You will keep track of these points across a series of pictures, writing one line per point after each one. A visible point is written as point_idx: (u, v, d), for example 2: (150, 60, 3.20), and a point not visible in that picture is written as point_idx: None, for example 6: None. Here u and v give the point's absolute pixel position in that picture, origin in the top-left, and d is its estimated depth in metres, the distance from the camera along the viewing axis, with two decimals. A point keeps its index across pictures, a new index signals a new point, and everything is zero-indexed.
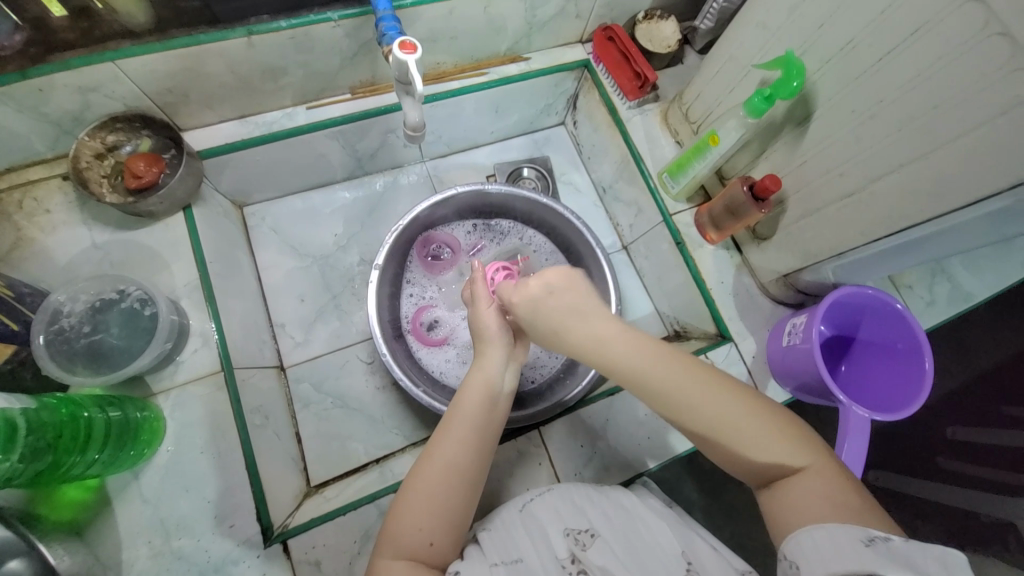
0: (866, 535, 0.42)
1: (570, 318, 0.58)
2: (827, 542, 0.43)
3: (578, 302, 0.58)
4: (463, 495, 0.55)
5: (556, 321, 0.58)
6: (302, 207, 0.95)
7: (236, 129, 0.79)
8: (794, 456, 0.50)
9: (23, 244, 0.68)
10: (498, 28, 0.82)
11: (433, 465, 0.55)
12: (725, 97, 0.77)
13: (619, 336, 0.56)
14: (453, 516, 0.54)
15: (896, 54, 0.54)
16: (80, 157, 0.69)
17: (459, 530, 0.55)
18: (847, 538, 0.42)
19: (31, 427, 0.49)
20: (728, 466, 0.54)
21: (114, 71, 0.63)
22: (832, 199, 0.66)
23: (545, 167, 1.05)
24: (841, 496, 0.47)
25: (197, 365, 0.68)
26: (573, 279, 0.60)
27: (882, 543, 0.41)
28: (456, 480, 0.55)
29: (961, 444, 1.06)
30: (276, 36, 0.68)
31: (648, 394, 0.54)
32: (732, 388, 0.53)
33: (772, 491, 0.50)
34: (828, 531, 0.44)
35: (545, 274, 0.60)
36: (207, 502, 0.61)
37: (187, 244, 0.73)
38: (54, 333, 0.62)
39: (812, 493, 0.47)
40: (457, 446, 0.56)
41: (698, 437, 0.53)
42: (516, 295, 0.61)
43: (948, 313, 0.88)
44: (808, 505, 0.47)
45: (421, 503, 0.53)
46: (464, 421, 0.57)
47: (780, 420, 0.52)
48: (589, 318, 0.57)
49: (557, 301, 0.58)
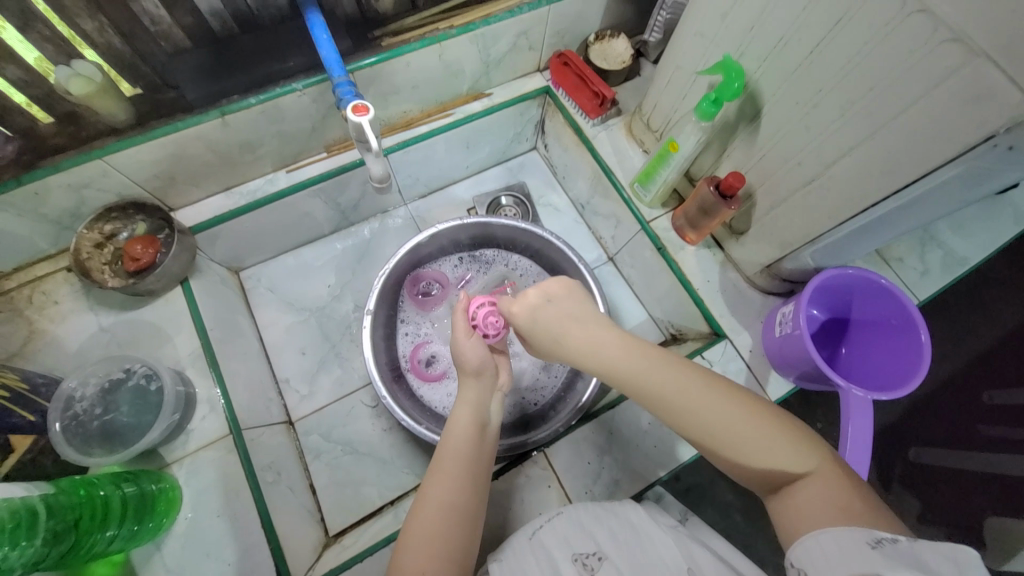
0: (872, 537, 0.41)
1: (565, 323, 0.60)
2: (834, 546, 0.42)
3: (570, 308, 0.62)
4: (464, 537, 0.55)
5: (553, 326, 0.60)
6: (295, 264, 0.99)
7: (223, 201, 0.84)
8: (794, 460, 0.49)
9: (35, 337, 0.72)
10: (456, 71, 0.86)
11: (428, 505, 0.56)
12: (680, 104, 0.80)
13: (611, 337, 0.58)
14: (458, 556, 0.54)
15: (826, 44, 0.55)
16: (81, 249, 0.73)
17: (464, 566, 0.55)
18: (852, 541, 0.41)
19: (50, 511, 0.50)
20: (729, 473, 0.53)
21: (104, 166, 0.68)
22: (797, 187, 0.67)
23: (523, 193, 1.08)
24: (843, 501, 0.46)
25: (207, 431, 0.70)
26: (569, 287, 0.64)
27: (889, 544, 0.39)
28: (453, 520, 0.55)
29: (998, 408, 1.02)
30: (248, 113, 0.73)
31: (640, 394, 0.55)
32: (726, 388, 0.53)
33: (775, 496, 0.50)
34: (833, 537, 0.43)
35: (542, 285, 0.64)
36: (227, 564, 0.63)
37: (188, 316, 0.76)
38: (69, 419, 0.65)
39: (812, 498, 0.47)
40: (457, 486, 0.57)
41: (691, 440, 0.53)
42: (513, 305, 0.64)
43: (945, 280, 0.87)
44: (809, 510, 0.46)
45: (423, 546, 0.54)
46: (456, 458, 0.59)
47: (777, 419, 0.51)
48: (584, 322, 0.60)
49: (552, 307, 0.62)
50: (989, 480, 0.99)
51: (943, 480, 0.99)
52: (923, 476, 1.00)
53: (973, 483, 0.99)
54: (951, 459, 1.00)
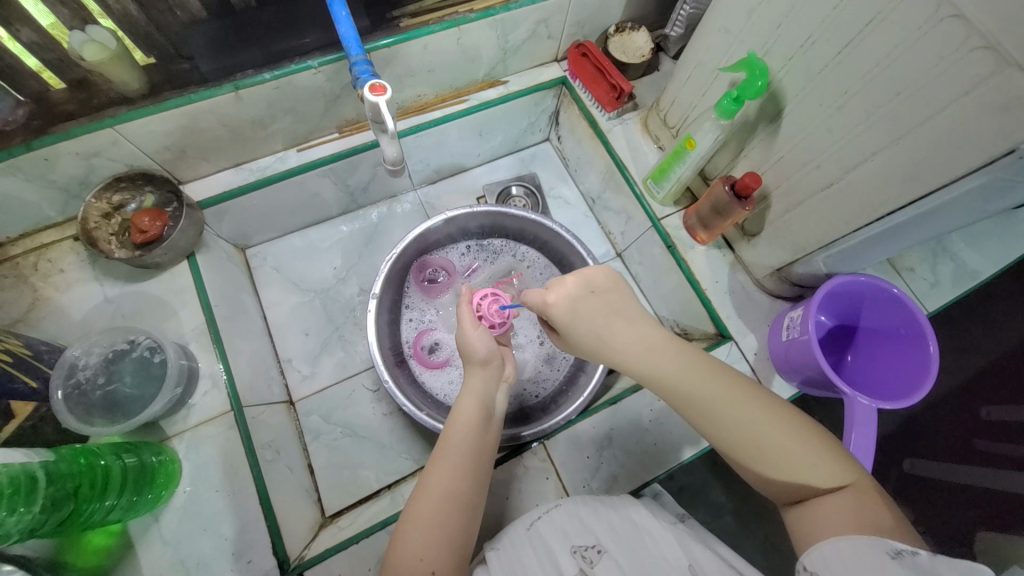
0: (891, 548, 0.41)
1: (610, 319, 0.58)
2: (850, 552, 0.43)
3: (616, 302, 0.60)
4: (462, 525, 0.56)
5: (595, 321, 0.58)
6: (301, 244, 0.99)
7: (232, 177, 0.83)
8: (828, 475, 0.48)
9: (39, 304, 0.72)
10: (473, 57, 0.85)
11: (428, 493, 0.56)
12: (699, 101, 0.78)
13: (655, 339, 0.57)
14: (455, 544, 0.55)
15: (855, 46, 0.54)
16: (89, 219, 0.72)
17: (461, 553, 0.55)
18: (870, 549, 0.42)
19: (50, 478, 0.50)
20: (755, 482, 0.53)
21: (115, 135, 0.68)
22: (814, 190, 0.66)
23: (533, 184, 1.07)
24: (868, 512, 0.46)
25: (208, 406, 0.70)
26: (614, 279, 0.62)
27: (909, 557, 0.40)
28: (452, 508, 0.56)
29: (997, 424, 1.02)
30: (261, 88, 0.72)
31: (677, 398, 0.55)
32: (765, 400, 0.53)
33: (798, 507, 0.50)
34: (848, 542, 0.43)
35: (584, 274, 0.61)
36: (225, 539, 0.63)
37: (193, 291, 0.76)
38: (72, 387, 0.65)
39: (839, 509, 0.47)
40: (457, 474, 0.57)
41: (722, 447, 0.53)
42: (551, 294, 0.61)
43: (955, 293, 0.86)
44: (831, 519, 0.46)
45: (420, 533, 0.54)
46: (458, 446, 0.59)
47: (813, 435, 0.51)
48: (629, 320, 0.58)
49: (596, 301, 0.59)
50: (983, 495, 0.99)
51: (936, 493, 0.99)
52: (919, 487, 1.00)
53: (968, 497, 0.99)
54: (947, 472, 1.00)
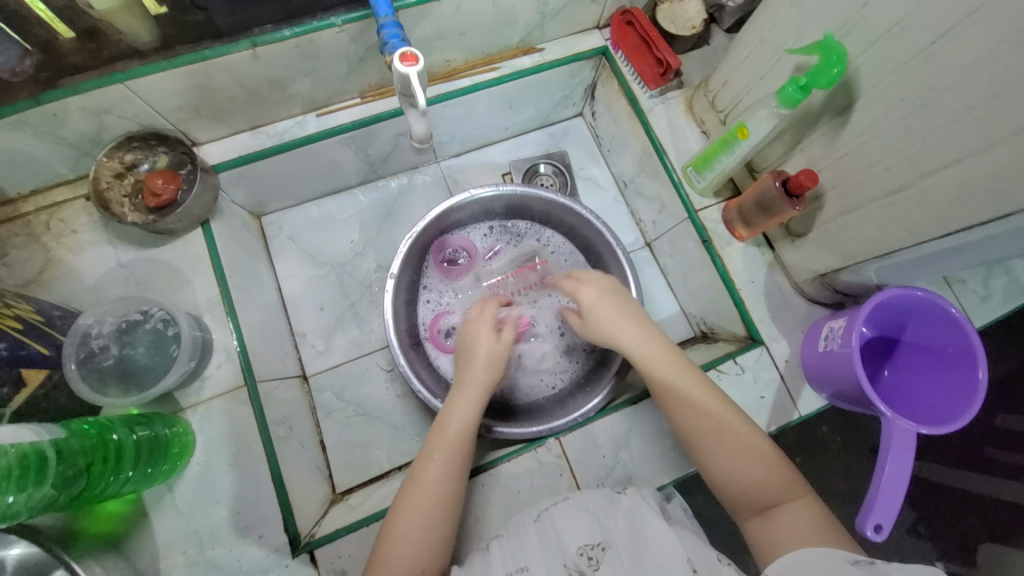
0: (849, 556, 0.45)
1: (622, 320, 0.69)
2: (817, 560, 0.45)
3: (629, 310, 0.70)
4: (451, 519, 0.56)
5: (610, 317, 0.69)
6: (318, 214, 0.95)
7: (248, 140, 0.79)
8: (782, 486, 0.55)
9: (53, 265, 0.70)
10: (509, 20, 0.78)
11: (421, 484, 0.57)
12: (756, 84, 0.72)
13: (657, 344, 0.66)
14: (446, 537, 0.56)
15: (953, 36, 0.47)
16: (100, 177, 0.69)
17: (449, 547, 0.56)
18: (834, 558, 0.45)
19: (62, 457, 0.49)
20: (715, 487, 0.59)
21: (125, 92, 0.63)
22: (879, 194, 0.60)
23: (563, 163, 1.01)
24: (818, 527, 0.51)
25: (221, 379, 0.69)
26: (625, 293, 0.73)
27: (867, 564, 0.43)
28: (446, 502, 0.57)
29: (1013, 433, 0.96)
30: (281, 46, 0.66)
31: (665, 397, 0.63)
32: (736, 417, 0.59)
33: (758, 516, 0.54)
34: (812, 551, 0.46)
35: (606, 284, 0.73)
36: (236, 514, 0.63)
37: (207, 260, 0.73)
38: (85, 355, 0.64)
39: (796, 522, 0.52)
40: (451, 465, 0.59)
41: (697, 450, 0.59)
42: (579, 289, 0.72)
43: (1008, 309, 0.80)
44: (788, 530, 0.51)
45: (412, 524, 0.54)
46: (452, 441, 0.60)
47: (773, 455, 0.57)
48: (638, 326, 0.68)
49: (613, 304, 0.70)
50: (985, 501, 0.96)
51: (932, 496, 0.98)
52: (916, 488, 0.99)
53: (969, 503, 0.96)
54: (949, 477, 0.98)
